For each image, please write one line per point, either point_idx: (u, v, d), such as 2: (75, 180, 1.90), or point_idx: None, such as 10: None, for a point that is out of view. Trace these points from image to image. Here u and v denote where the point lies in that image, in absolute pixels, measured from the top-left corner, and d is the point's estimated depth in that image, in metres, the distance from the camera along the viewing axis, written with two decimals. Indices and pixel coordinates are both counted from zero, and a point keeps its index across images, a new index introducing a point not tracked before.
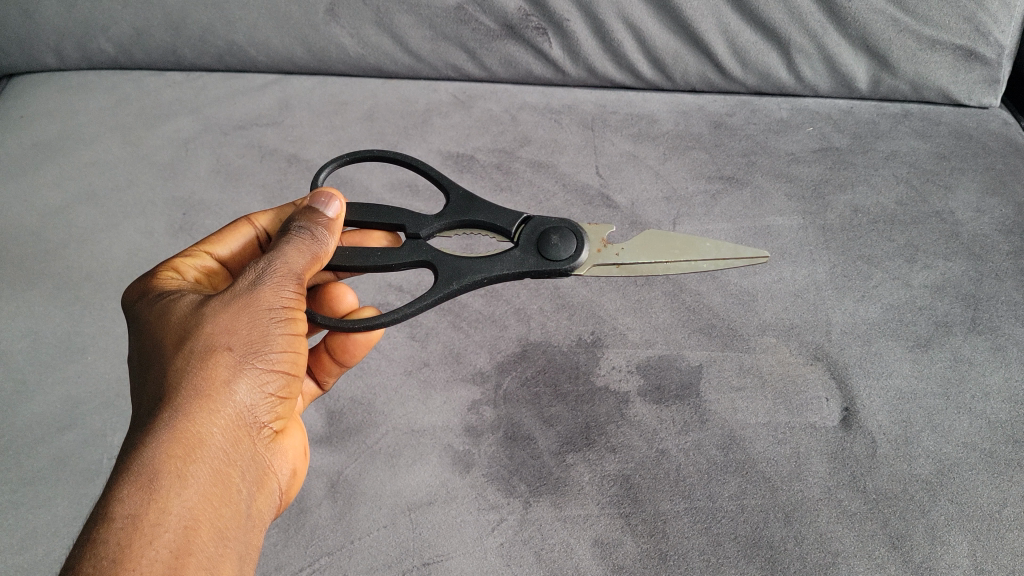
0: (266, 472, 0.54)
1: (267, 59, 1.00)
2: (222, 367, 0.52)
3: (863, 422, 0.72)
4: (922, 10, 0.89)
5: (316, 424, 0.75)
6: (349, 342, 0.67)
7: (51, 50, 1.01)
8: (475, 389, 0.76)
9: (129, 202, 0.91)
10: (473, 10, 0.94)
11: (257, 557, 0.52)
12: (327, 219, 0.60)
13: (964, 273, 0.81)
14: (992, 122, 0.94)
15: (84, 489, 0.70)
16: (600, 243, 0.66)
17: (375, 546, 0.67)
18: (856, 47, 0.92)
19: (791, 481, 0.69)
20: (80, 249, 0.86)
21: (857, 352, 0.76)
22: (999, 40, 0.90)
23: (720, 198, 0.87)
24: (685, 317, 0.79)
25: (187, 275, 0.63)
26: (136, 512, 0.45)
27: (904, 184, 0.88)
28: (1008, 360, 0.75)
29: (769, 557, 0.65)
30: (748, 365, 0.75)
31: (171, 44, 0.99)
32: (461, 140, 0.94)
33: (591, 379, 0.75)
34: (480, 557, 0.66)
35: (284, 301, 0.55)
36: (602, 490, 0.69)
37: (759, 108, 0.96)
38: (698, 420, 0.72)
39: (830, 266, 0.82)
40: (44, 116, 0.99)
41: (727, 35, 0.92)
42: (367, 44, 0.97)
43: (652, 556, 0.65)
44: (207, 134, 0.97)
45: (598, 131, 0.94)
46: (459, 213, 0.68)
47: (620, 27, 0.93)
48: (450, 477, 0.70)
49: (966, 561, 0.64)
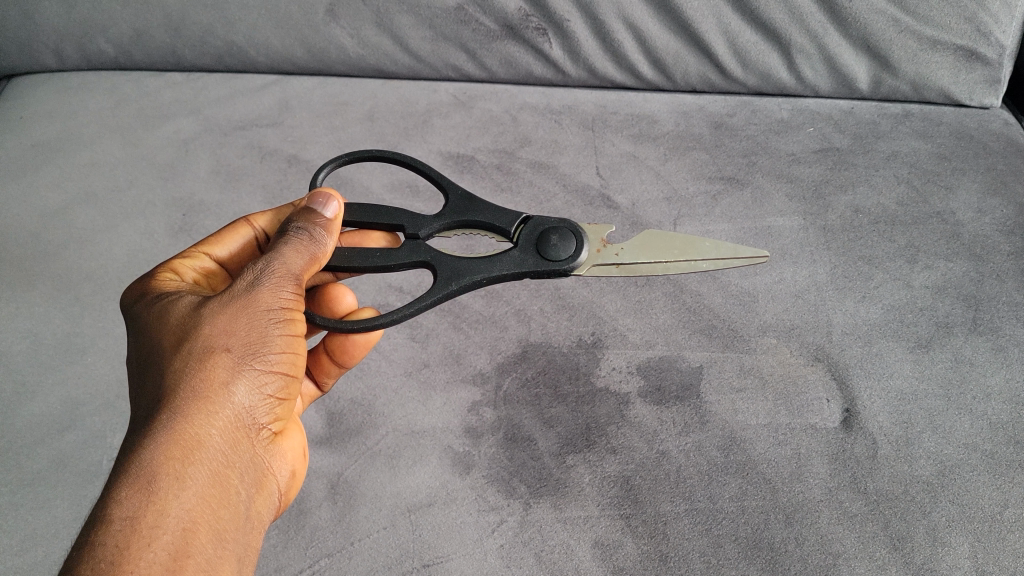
0: (265, 473, 0.54)
1: (267, 60, 1.00)
2: (220, 368, 0.52)
3: (864, 423, 0.71)
4: (923, 10, 0.88)
5: (316, 426, 0.74)
6: (348, 343, 0.67)
7: (51, 51, 1.01)
8: (475, 390, 0.76)
9: (129, 203, 0.91)
10: (473, 11, 0.94)
11: (257, 559, 0.52)
12: (325, 219, 0.59)
13: (965, 274, 0.81)
14: (992, 122, 0.93)
15: (84, 490, 0.70)
16: (599, 243, 0.66)
17: (375, 548, 0.67)
18: (857, 47, 0.92)
19: (792, 483, 0.68)
20: (80, 250, 0.86)
21: (857, 353, 0.76)
22: (1000, 40, 0.89)
23: (721, 199, 0.87)
24: (686, 317, 0.79)
25: (185, 277, 0.63)
26: (134, 514, 0.45)
27: (905, 185, 0.88)
28: (1009, 361, 0.75)
29: (770, 559, 0.65)
30: (749, 366, 0.75)
31: (170, 45, 0.99)
32: (461, 141, 0.94)
33: (591, 381, 0.75)
34: (479, 559, 0.66)
35: (282, 302, 0.55)
36: (602, 492, 0.69)
37: (759, 109, 0.96)
38: (699, 421, 0.72)
39: (831, 267, 0.81)
40: (44, 116, 0.99)
41: (728, 36, 0.92)
42: (367, 45, 0.97)
43: (653, 558, 0.65)
44: (207, 135, 0.96)
45: (599, 132, 0.94)
46: (458, 213, 0.68)
47: (620, 27, 0.93)
48: (450, 479, 0.70)
49: (967, 563, 0.64)
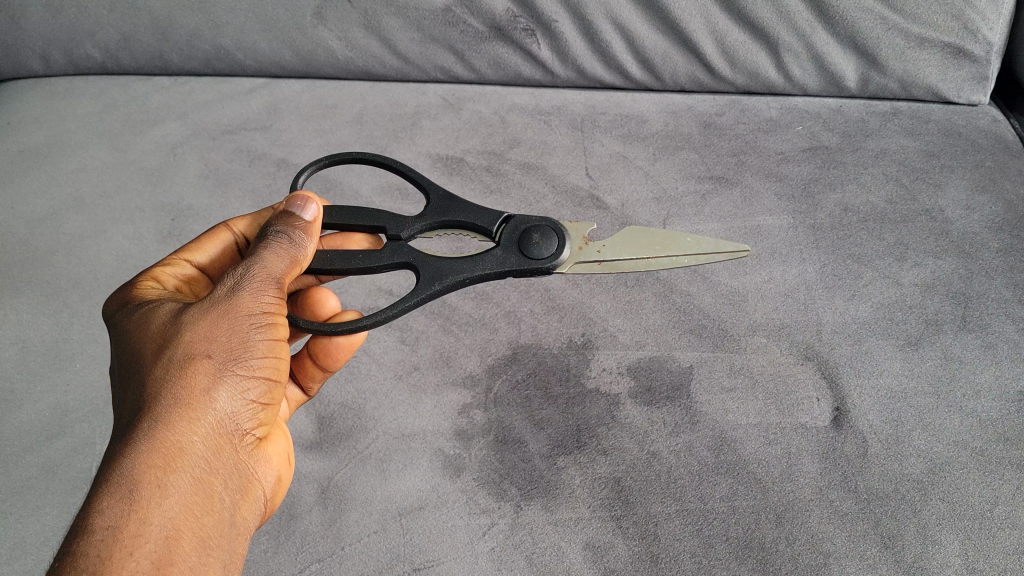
0: (249, 479, 0.54)
1: (255, 63, 0.99)
2: (201, 375, 0.51)
3: (853, 421, 0.71)
4: (910, 8, 0.89)
5: (306, 430, 0.74)
6: (331, 346, 0.67)
7: (37, 56, 1.01)
8: (465, 392, 0.75)
9: (118, 208, 0.90)
10: (461, 12, 0.94)
11: (243, 565, 0.52)
12: (304, 222, 0.59)
13: (954, 272, 0.81)
14: (980, 119, 0.94)
15: (73, 497, 0.70)
16: (581, 241, 0.66)
17: (366, 552, 0.67)
18: (844, 46, 0.92)
19: (783, 482, 0.68)
20: (69, 257, 0.86)
21: (846, 352, 0.76)
22: (987, 37, 0.89)
23: (710, 198, 0.87)
24: (676, 317, 0.79)
25: (167, 285, 0.63)
26: (115, 523, 0.45)
27: (893, 183, 0.88)
28: (997, 358, 0.75)
29: (761, 559, 0.65)
30: (739, 366, 0.75)
31: (157, 49, 0.99)
32: (450, 142, 0.94)
33: (581, 382, 0.75)
34: (470, 562, 0.66)
35: (263, 306, 0.55)
36: (592, 493, 0.69)
37: (748, 108, 0.96)
38: (689, 421, 0.72)
39: (821, 266, 0.81)
40: (30, 122, 0.99)
41: (715, 35, 0.92)
42: (355, 46, 0.97)
43: (643, 559, 0.65)
44: (195, 139, 0.96)
45: (588, 132, 0.94)
46: (440, 213, 0.67)
47: (608, 27, 0.93)
48: (440, 482, 0.70)
49: (957, 561, 0.64)
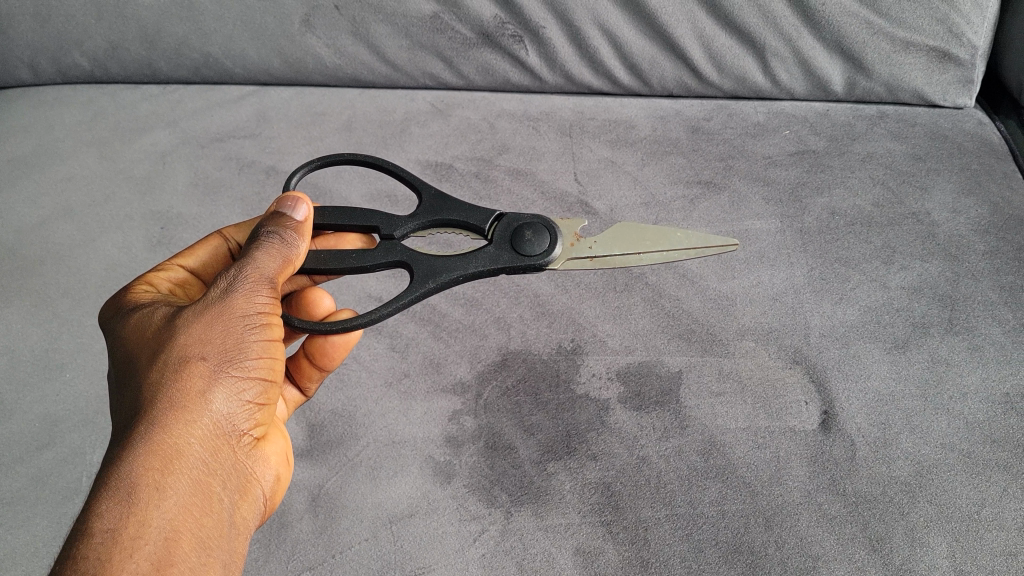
0: (248, 479, 0.54)
1: (244, 71, 1.00)
2: (197, 378, 0.51)
3: (841, 425, 0.72)
4: (894, 12, 0.89)
5: (297, 437, 0.74)
6: (327, 345, 0.67)
7: (26, 65, 1.01)
8: (455, 398, 0.76)
9: (107, 217, 0.90)
10: (449, 19, 0.94)
11: (244, 564, 0.52)
12: (295, 222, 0.59)
13: (940, 274, 0.81)
14: (966, 122, 0.94)
15: (64, 507, 0.70)
16: (573, 237, 0.66)
17: (356, 560, 0.67)
18: (830, 50, 0.92)
19: (770, 486, 0.69)
20: (58, 266, 0.85)
21: (835, 355, 0.76)
22: (972, 41, 0.90)
23: (698, 203, 0.87)
24: (664, 322, 0.79)
25: (160, 288, 0.64)
26: (114, 526, 0.45)
27: (880, 186, 0.88)
28: (985, 360, 0.75)
29: (750, 562, 0.65)
30: (727, 370, 0.75)
31: (146, 57, 0.99)
32: (439, 149, 0.94)
33: (570, 387, 0.75)
34: (460, 568, 0.66)
35: (258, 307, 0.55)
36: (583, 499, 0.69)
37: (736, 112, 0.96)
38: (678, 426, 0.72)
39: (809, 269, 0.82)
40: (19, 131, 0.99)
41: (702, 40, 0.93)
42: (344, 54, 0.97)
43: (634, 564, 0.65)
44: (184, 147, 0.96)
45: (576, 138, 0.94)
46: (432, 212, 0.68)
47: (595, 33, 0.93)
48: (431, 488, 0.70)
49: (945, 562, 0.64)
